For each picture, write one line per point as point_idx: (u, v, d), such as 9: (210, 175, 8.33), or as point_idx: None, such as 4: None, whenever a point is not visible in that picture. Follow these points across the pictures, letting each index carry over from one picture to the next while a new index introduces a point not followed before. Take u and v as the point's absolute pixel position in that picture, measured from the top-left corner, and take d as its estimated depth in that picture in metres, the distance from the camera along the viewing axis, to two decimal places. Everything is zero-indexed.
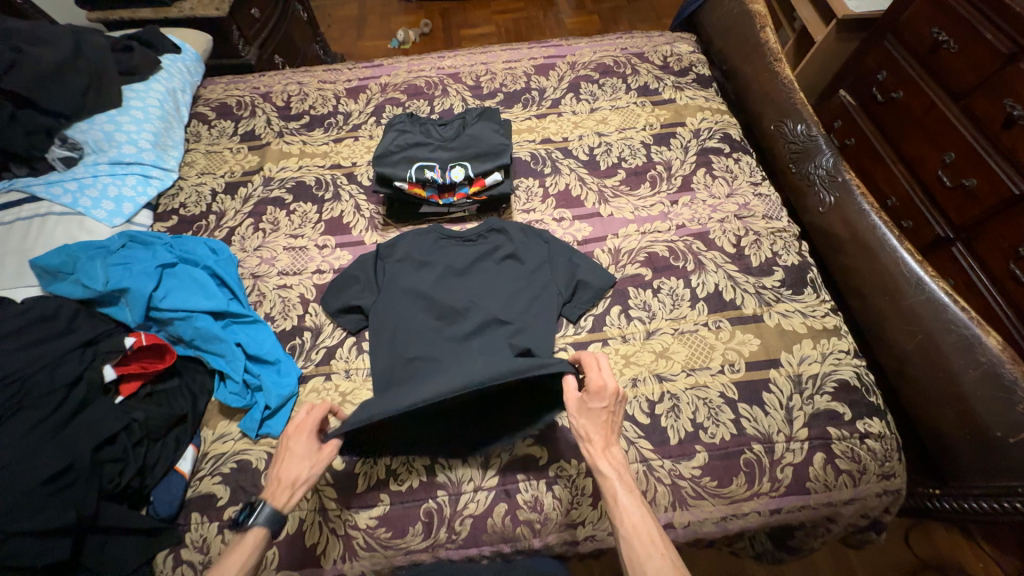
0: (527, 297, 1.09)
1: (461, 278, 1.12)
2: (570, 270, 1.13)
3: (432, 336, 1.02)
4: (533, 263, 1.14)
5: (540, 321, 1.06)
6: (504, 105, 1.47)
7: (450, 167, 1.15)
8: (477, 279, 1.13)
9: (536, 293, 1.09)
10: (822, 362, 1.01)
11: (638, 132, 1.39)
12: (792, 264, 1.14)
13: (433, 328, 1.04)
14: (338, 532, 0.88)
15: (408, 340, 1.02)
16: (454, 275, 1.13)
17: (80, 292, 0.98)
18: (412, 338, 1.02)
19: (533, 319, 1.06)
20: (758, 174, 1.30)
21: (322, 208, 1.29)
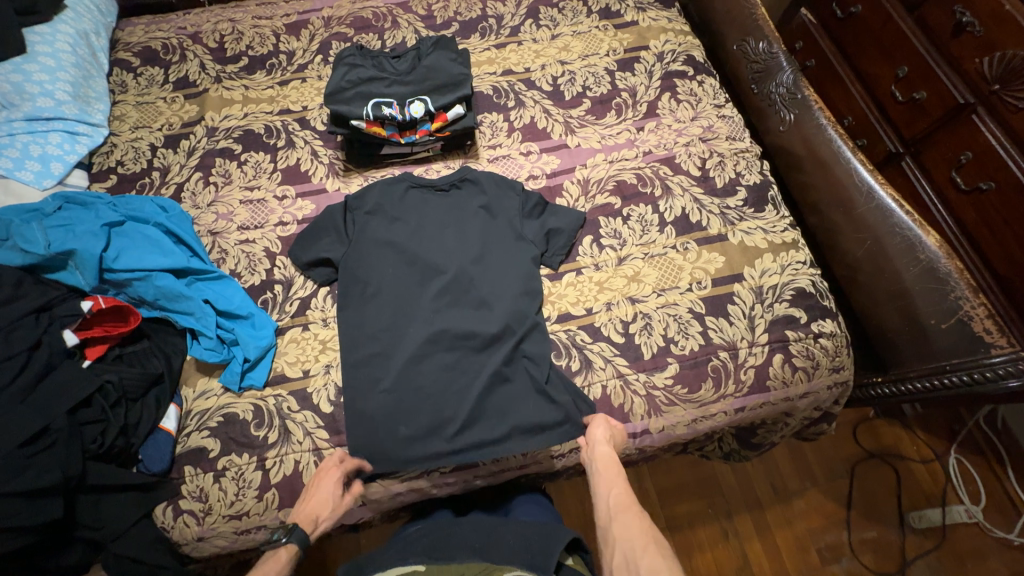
0: (503, 257, 1.07)
1: (434, 235, 1.10)
2: (542, 212, 1.12)
3: (410, 304, 1.03)
4: (506, 214, 1.11)
5: (518, 276, 1.05)
6: (460, 36, 1.38)
7: (409, 102, 1.09)
8: (448, 231, 1.10)
9: (512, 253, 1.07)
10: (781, 274, 1.07)
11: (602, 59, 1.35)
12: (754, 183, 1.18)
13: (412, 293, 1.04)
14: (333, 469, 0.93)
15: (386, 305, 1.02)
16: (426, 231, 1.10)
17: (21, 258, 0.93)
18: (390, 304, 1.03)
19: (511, 276, 1.05)
20: (722, 96, 1.30)
21: (276, 156, 1.22)
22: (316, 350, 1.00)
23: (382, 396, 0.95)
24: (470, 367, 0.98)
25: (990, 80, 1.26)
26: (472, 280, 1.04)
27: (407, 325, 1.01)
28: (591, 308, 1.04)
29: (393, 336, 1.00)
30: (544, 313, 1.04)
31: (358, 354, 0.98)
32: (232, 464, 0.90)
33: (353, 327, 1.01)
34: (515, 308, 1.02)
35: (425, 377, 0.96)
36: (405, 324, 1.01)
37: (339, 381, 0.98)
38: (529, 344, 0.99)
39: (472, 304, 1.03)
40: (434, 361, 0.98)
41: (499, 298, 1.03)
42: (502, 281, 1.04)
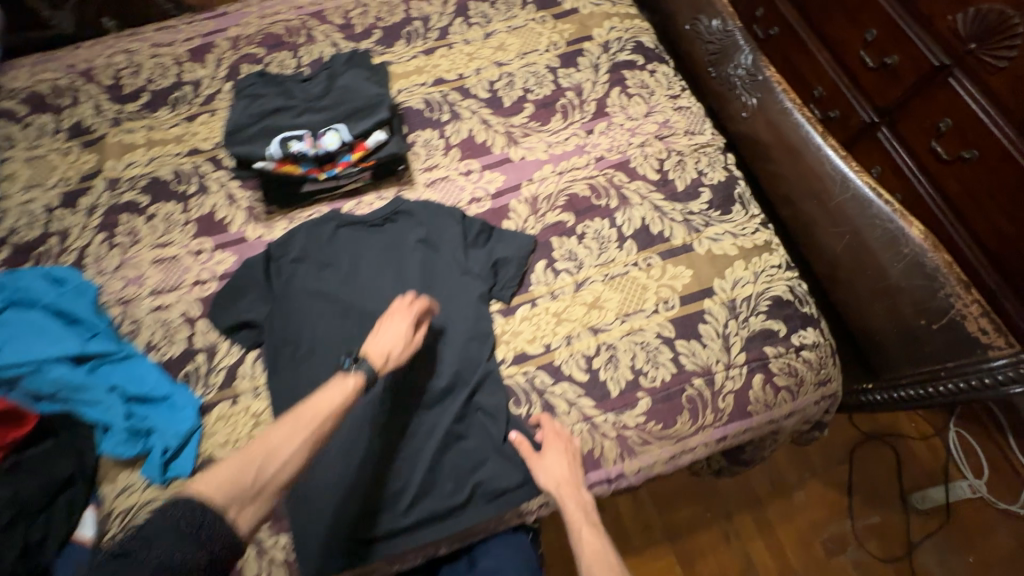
0: (449, 296, 0.95)
1: (371, 278, 0.98)
2: (486, 241, 1.01)
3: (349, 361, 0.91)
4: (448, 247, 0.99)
5: (466, 317, 0.94)
6: (383, 44, 1.24)
7: (322, 133, 0.96)
8: (385, 272, 0.98)
9: (458, 292, 0.96)
10: (755, 282, 0.98)
11: (541, 56, 1.22)
12: (719, 181, 1.07)
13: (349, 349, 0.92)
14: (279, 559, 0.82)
15: (322, 366, 0.91)
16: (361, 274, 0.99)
17: None
18: (326, 365, 0.91)
19: (458, 318, 0.94)
20: (676, 85, 1.18)
21: (188, 204, 1.09)
22: (247, 428, 0.89)
23: (323, 473, 0.82)
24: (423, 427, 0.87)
25: (965, 39, 1.15)
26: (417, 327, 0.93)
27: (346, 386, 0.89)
28: (549, 344, 0.94)
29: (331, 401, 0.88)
30: (499, 356, 0.93)
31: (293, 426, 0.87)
32: None
33: (285, 396, 0.89)
34: (467, 355, 0.91)
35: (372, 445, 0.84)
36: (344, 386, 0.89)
37: None
38: (486, 393, 0.89)
39: (418, 354, 0.92)
40: (381, 425, 0.86)
41: (449, 345, 0.92)
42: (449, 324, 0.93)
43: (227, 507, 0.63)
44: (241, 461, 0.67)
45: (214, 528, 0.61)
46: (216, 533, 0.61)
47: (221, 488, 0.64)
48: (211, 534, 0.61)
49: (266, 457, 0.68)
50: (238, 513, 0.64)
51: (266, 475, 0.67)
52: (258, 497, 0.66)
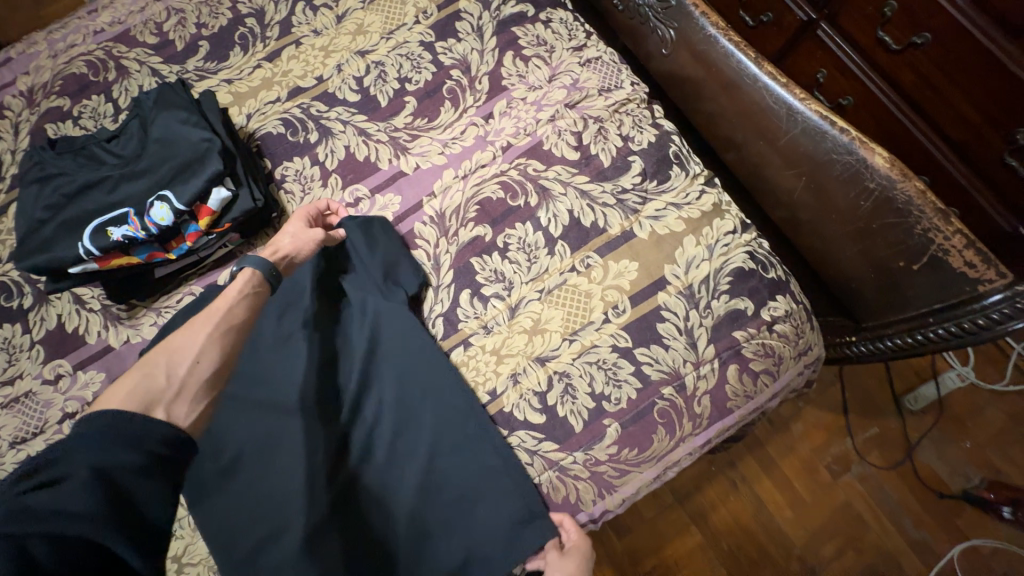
0: (380, 342, 0.81)
1: (276, 354, 0.80)
2: (366, 257, 0.84)
3: (280, 456, 0.75)
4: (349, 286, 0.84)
5: (399, 351, 0.80)
6: (215, 59, 0.99)
7: (147, 207, 0.76)
8: (293, 341, 0.81)
9: (388, 334, 0.81)
10: (711, 258, 0.84)
11: (412, 31, 0.99)
12: (649, 143, 0.90)
13: (275, 442, 0.76)
14: None
15: (248, 473, 0.75)
16: (263, 353, 0.80)
17: None
18: (256, 469, 0.75)
19: (392, 356, 0.80)
20: (579, 33, 0.97)
21: (27, 323, 0.88)
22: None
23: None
24: (392, 500, 0.74)
25: None
26: (351, 391, 0.79)
27: (289, 485, 0.73)
28: (493, 390, 0.81)
29: (277, 506, 0.72)
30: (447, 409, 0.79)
31: (242, 552, 0.71)
32: None
33: (221, 518, 0.73)
34: (412, 398, 0.78)
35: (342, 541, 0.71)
36: (287, 485, 0.73)
37: None
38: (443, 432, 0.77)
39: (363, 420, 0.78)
40: (343, 516, 0.72)
41: (395, 396, 0.78)
42: (389, 373, 0.79)
43: (150, 408, 0.54)
44: (142, 369, 0.58)
45: (145, 425, 0.51)
46: (150, 426, 0.52)
47: (133, 396, 0.54)
48: (145, 429, 0.51)
49: (169, 356, 0.60)
50: (168, 410, 0.55)
51: (179, 374, 0.58)
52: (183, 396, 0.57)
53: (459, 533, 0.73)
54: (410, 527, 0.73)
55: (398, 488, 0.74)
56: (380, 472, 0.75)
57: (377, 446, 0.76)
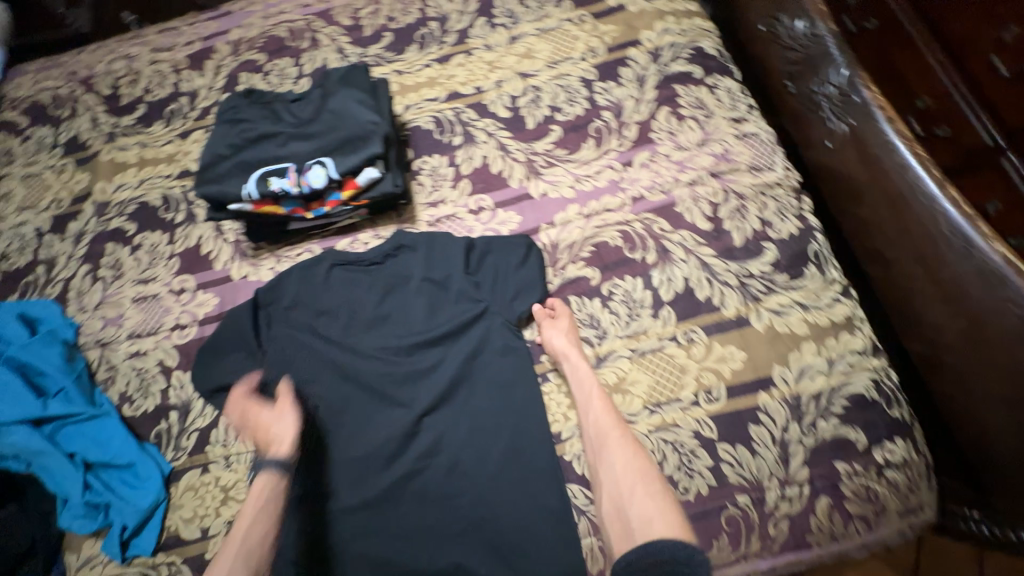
0: (470, 349, 0.82)
1: (372, 330, 0.85)
2: (502, 269, 0.86)
3: (361, 424, 0.81)
4: (455, 284, 0.85)
5: (491, 357, 0.82)
6: (393, 50, 1.09)
7: (306, 168, 0.82)
8: (387, 321, 0.86)
9: (481, 343, 0.83)
10: (829, 374, 0.76)
11: (576, 65, 1.02)
12: (789, 235, 0.85)
13: (359, 410, 0.81)
14: None
15: (329, 424, 0.81)
16: (361, 326, 0.86)
17: None
18: (337, 429, 0.81)
19: (481, 359, 0.82)
20: (742, 105, 0.95)
21: (173, 235, 0.99)
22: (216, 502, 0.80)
23: (350, 533, 0.75)
24: (453, 499, 0.76)
25: None
26: (433, 386, 0.81)
27: (364, 446, 0.79)
28: (558, 434, 0.79)
29: (349, 460, 0.79)
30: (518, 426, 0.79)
31: (306, 494, 0.78)
32: None
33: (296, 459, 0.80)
34: (492, 403, 0.80)
35: (403, 517, 0.76)
36: (362, 445, 0.79)
37: None
38: (509, 446, 0.77)
39: (441, 416, 0.80)
40: (406, 493, 0.77)
41: (475, 405, 0.80)
42: (475, 380, 0.81)
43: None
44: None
45: None
46: None
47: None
48: None
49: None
50: None
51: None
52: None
53: (508, 555, 0.73)
54: (465, 530, 0.75)
55: (460, 491, 0.76)
56: (444, 464, 0.78)
57: (449, 445, 0.79)
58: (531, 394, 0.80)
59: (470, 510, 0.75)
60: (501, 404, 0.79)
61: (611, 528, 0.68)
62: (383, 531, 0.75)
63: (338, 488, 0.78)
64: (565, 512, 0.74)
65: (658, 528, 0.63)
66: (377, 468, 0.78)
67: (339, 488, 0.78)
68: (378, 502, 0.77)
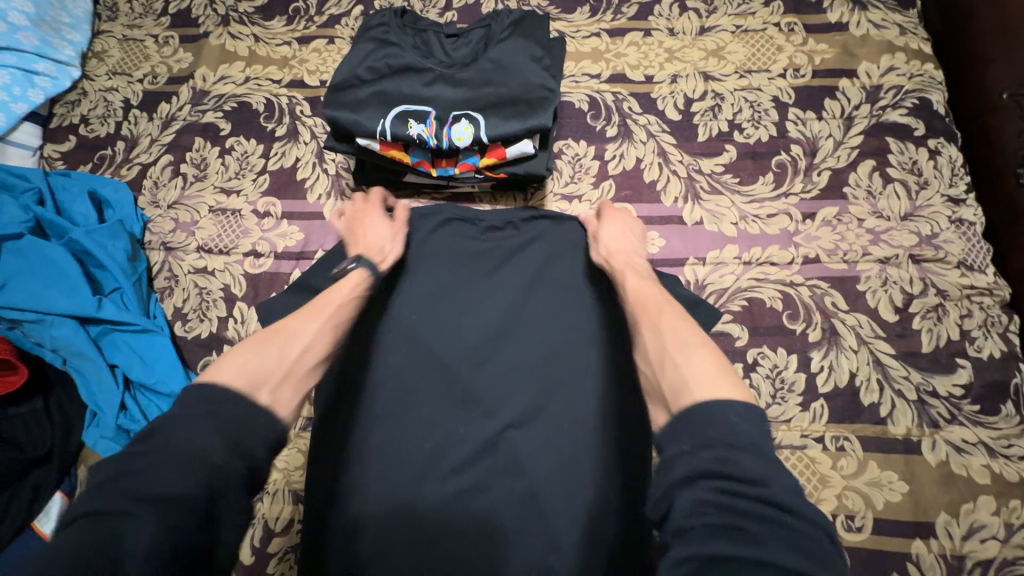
0: (582, 372, 0.69)
1: (470, 318, 0.73)
2: None
3: (435, 415, 0.69)
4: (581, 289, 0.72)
5: (601, 386, 0.68)
6: (561, 7, 0.92)
7: (451, 120, 0.69)
8: (492, 311, 0.73)
9: (597, 369, 0.69)
10: (1005, 543, 0.62)
11: (771, 82, 0.85)
12: (989, 357, 0.69)
13: (434, 401, 0.70)
14: None
15: (396, 407, 0.69)
16: (458, 306, 0.74)
17: None
18: (406, 413, 0.69)
19: (590, 385, 0.68)
20: (964, 184, 0.78)
21: (269, 149, 0.88)
22: None
23: (393, 539, 0.64)
24: (521, 539, 0.64)
25: None
26: (528, 400, 0.69)
27: (431, 442, 0.68)
28: None
29: (410, 454, 0.68)
30: (615, 481, 0.66)
31: (352, 480, 0.67)
32: None
33: (349, 439, 0.69)
34: (593, 440, 0.67)
35: (458, 542, 0.64)
36: (429, 441, 0.68)
37: (271, 517, 0.69)
38: (601, 494, 0.65)
39: (529, 436, 0.67)
40: (467, 515, 0.65)
41: (573, 439, 0.67)
42: (580, 409, 0.68)
43: (253, 389, 0.46)
44: (254, 345, 0.50)
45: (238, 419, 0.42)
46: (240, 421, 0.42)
47: (240, 372, 0.46)
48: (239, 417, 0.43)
49: (283, 339, 0.52)
50: (271, 393, 0.47)
51: (290, 357, 0.51)
52: (288, 381, 0.49)
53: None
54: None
55: (532, 532, 0.64)
56: (519, 493, 0.66)
57: (530, 471, 0.66)
58: (641, 447, 0.67)
59: (539, 559, 0.63)
60: (603, 444, 0.67)
61: (649, 389, 0.51)
62: (432, 549, 0.64)
63: (391, 481, 0.67)
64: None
65: (692, 372, 0.47)
66: (440, 473, 0.67)
67: (389, 485, 0.66)
68: (436, 515, 0.65)
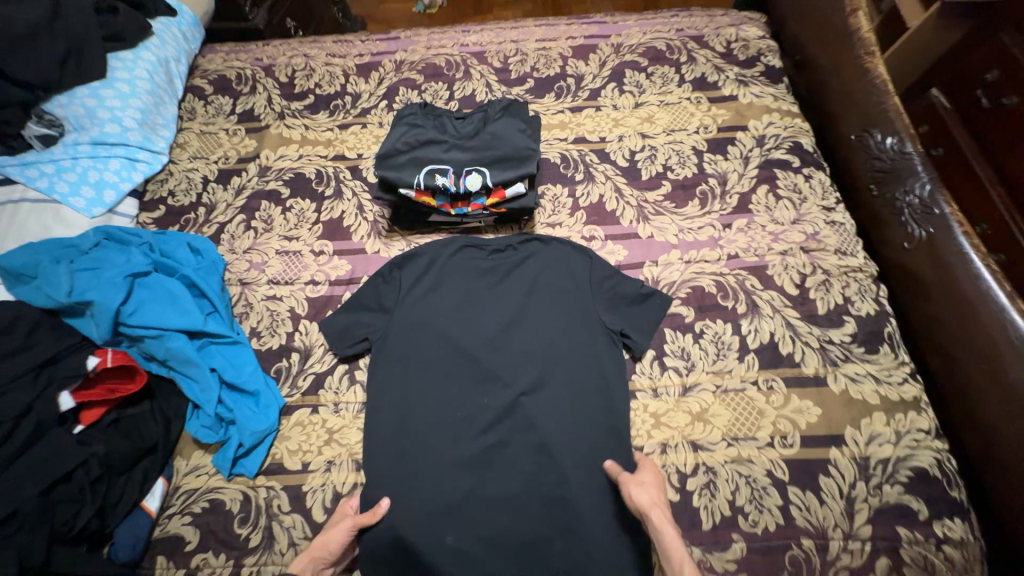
0: (572, 349, 0.92)
1: (486, 317, 0.96)
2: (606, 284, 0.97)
3: (464, 392, 0.90)
4: (567, 289, 0.97)
5: (589, 358, 0.91)
6: (534, 94, 1.27)
7: (465, 172, 0.97)
8: (501, 310, 0.96)
9: (584, 346, 0.92)
10: (896, 444, 0.84)
11: (689, 136, 1.18)
12: (867, 314, 0.95)
13: (463, 381, 0.91)
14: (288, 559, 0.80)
15: (433, 387, 0.90)
16: (476, 309, 0.97)
17: (89, 326, 0.87)
18: (441, 392, 0.90)
19: (580, 358, 0.91)
20: (833, 197, 1.08)
21: (321, 206, 1.14)
22: (320, 441, 0.89)
23: (438, 487, 0.83)
24: (538, 479, 0.83)
25: None
26: (534, 374, 0.90)
27: (463, 412, 0.88)
28: (641, 447, 0.86)
29: (446, 422, 0.88)
30: (604, 427, 0.86)
31: (402, 445, 0.86)
32: (206, 565, 0.80)
33: (398, 414, 0.89)
34: (586, 399, 0.88)
35: (488, 485, 0.83)
36: (461, 411, 0.88)
37: (338, 484, 0.86)
38: (596, 438, 0.85)
39: (537, 400, 0.88)
40: (494, 464, 0.85)
41: (571, 399, 0.88)
42: (573, 377, 0.90)
43: None
44: None
45: None
46: None
47: None
48: None
49: None
50: None
51: None
52: None
53: (582, 538, 0.79)
54: (545, 507, 0.81)
55: (545, 472, 0.83)
56: (533, 444, 0.85)
57: (540, 427, 0.86)
58: (623, 401, 0.88)
59: (552, 491, 0.82)
60: (595, 400, 0.88)
61: None
62: (469, 492, 0.82)
63: (433, 444, 0.86)
64: (631, 531, 0.80)
65: None
66: (471, 435, 0.86)
67: (432, 446, 0.86)
68: (470, 465, 0.84)
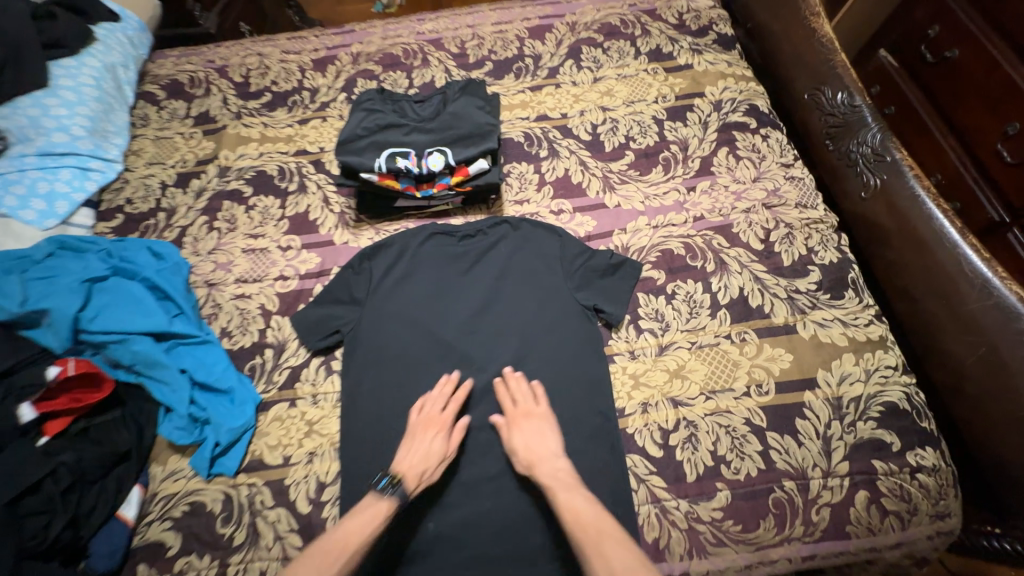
0: (545, 328, 0.92)
1: (459, 302, 0.96)
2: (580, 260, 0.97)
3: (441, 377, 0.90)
4: (538, 269, 0.97)
5: (563, 334, 0.91)
6: (493, 76, 1.27)
7: (427, 153, 0.97)
8: (474, 294, 0.96)
9: (558, 322, 0.92)
10: (866, 382, 0.86)
11: (649, 106, 1.20)
12: (831, 262, 0.98)
13: (440, 367, 0.90)
14: (276, 554, 0.78)
15: (410, 375, 0.90)
16: (448, 295, 0.97)
17: (47, 336, 0.86)
18: (418, 378, 0.89)
19: (554, 335, 0.91)
20: (791, 154, 1.11)
21: (285, 202, 1.13)
22: (300, 434, 0.87)
23: None
24: None
25: None
26: (511, 354, 0.91)
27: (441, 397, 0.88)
28: (622, 408, 0.87)
29: None
30: (582, 397, 0.87)
31: (381, 435, 0.85)
32: (189, 568, 0.77)
33: (376, 404, 0.88)
34: (562, 374, 0.89)
35: (469, 467, 0.83)
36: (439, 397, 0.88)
37: (321, 474, 0.84)
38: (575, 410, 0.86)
39: None
40: (474, 446, 0.84)
41: (547, 375, 0.89)
42: (549, 354, 0.90)
43: None
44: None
45: None
46: None
47: None
48: None
49: None
50: None
51: None
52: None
53: None
54: (524, 485, 0.81)
55: None
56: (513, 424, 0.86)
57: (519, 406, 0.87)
58: (599, 372, 0.89)
59: None
60: (571, 374, 0.89)
61: None
62: (450, 476, 0.82)
63: None
64: (611, 501, 0.80)
65: None
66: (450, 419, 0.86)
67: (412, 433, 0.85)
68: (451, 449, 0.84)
